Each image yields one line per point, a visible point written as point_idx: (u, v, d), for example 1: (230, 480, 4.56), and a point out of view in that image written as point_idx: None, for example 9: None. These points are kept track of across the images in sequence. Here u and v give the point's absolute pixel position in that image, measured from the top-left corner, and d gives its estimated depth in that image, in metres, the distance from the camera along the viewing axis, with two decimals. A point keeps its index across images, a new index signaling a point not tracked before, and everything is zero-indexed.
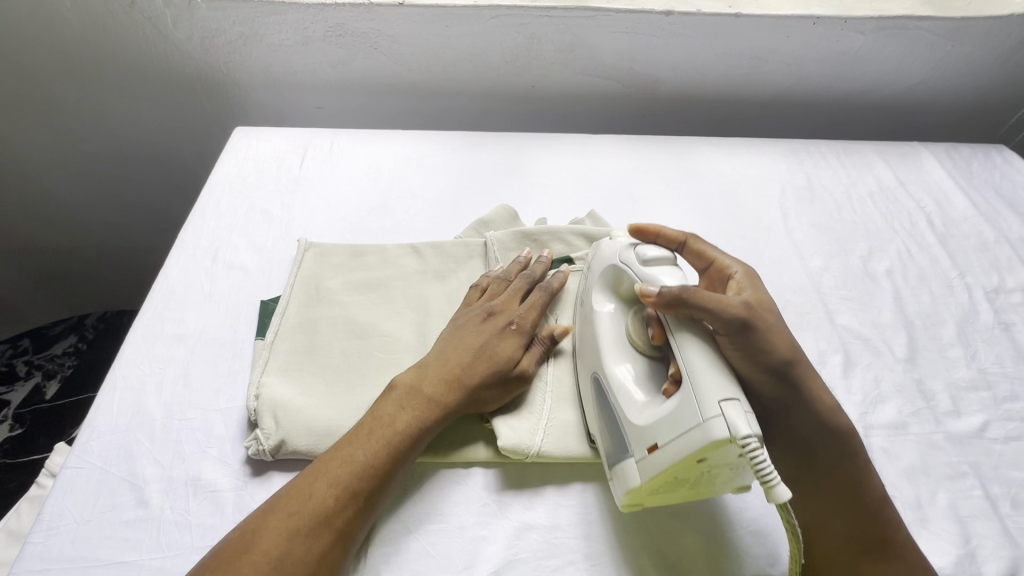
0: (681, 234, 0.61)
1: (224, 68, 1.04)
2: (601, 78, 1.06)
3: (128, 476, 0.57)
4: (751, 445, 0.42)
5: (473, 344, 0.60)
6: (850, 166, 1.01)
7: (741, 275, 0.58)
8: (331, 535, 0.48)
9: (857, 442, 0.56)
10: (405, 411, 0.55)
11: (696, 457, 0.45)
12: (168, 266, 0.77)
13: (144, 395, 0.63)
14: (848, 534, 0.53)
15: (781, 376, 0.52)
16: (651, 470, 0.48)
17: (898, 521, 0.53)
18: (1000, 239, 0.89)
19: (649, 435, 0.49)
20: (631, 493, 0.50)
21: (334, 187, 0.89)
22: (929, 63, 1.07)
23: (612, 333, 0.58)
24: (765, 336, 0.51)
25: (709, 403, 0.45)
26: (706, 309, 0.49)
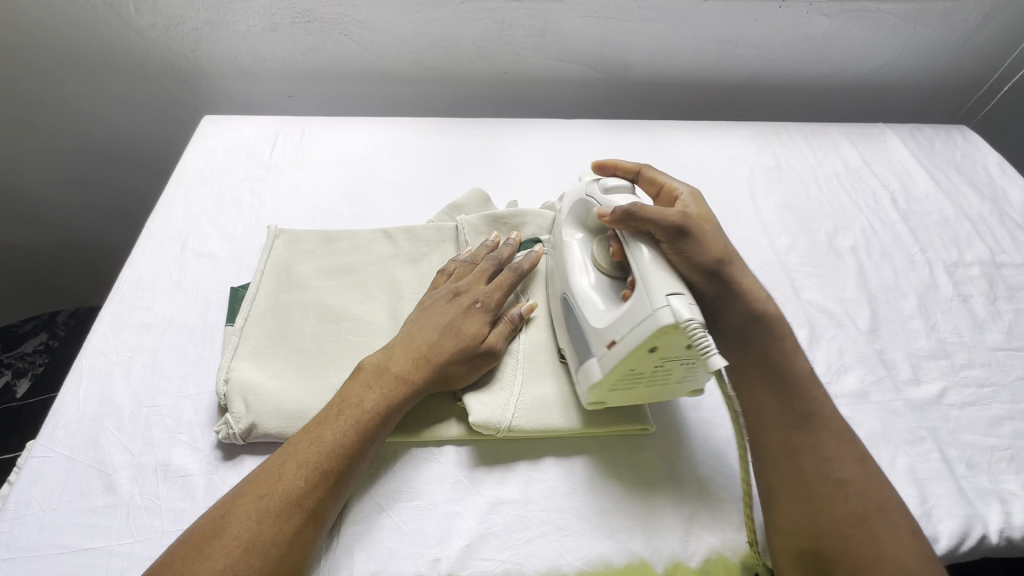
0: (636, 165, 0.69)
1: (191, 56, 1.02)
2: (573, 63, 1.06)
3: (96, 464, 0.57)
4: (693, 327, 0.47)
5: (442, 323, 0.61)
6: (817, 147, 1.03)
7: (687, 195, 0.65)
8: (301, 515, 0.48)
9: (783, 327, 0.61)
10: (373, 390, 0.56)
11: (648, 346, 0.49)
12: (136, 254, 0.75)
13: (112, 383, 0.63)
14: (780, 411, 0.57)
15: (714, 274, 0.58)
16: (611, 363, 0.52)
17: (825, 397, 0.58)
18: (960, 215, 0.92)
19: (608, 334, 0.53)
20: (594, 389, 0.55)
21: (305, 174, 0.89)
22: (891, 45, 1.10)
23: (579, 257, 0.62)
24: (701, 238, 0.57)
25: (657, 296, 0.49)
26: (646, 218, 0.55)
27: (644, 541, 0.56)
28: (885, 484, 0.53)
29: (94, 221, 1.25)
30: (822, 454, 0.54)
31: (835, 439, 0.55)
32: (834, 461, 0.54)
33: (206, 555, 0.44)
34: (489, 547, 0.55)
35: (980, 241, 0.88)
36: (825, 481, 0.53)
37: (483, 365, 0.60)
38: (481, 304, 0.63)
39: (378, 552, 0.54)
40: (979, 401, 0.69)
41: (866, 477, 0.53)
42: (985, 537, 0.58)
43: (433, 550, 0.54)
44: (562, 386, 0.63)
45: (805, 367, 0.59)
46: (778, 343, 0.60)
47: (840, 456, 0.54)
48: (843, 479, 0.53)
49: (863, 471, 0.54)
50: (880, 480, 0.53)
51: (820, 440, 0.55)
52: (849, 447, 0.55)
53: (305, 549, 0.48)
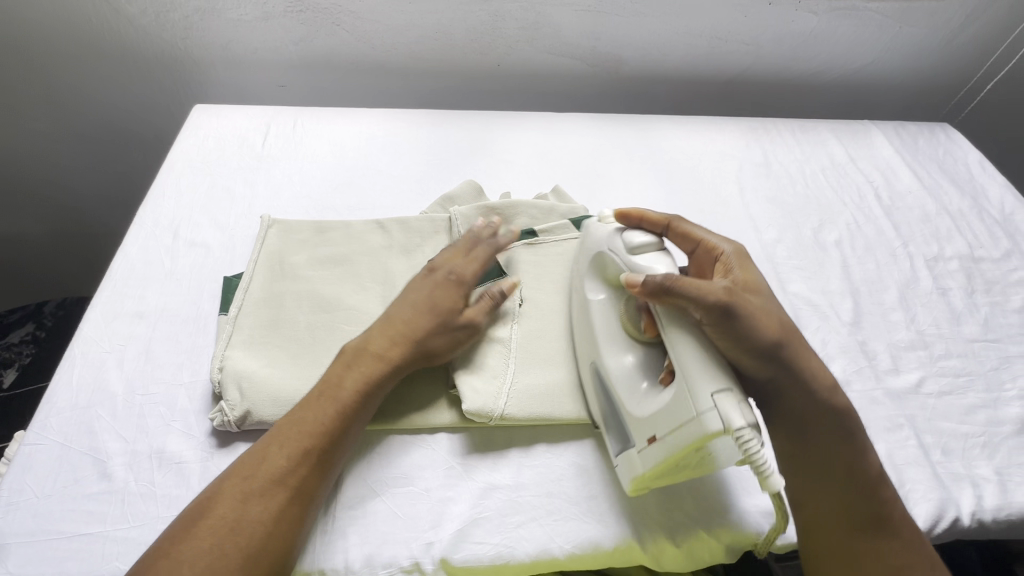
0: (665, 217, 0.63)
1: (182, 45, 1.01)
2: (565, 56, 1.07)
3: (89, 451, 0.57)
4: (745, 436, 0.45)
5: (418, 300, 0.62)
6: (805, 143, 1.04)
7: (730, 254, 0.60)
8: (286, 494, 0.49)
9: (849, 407, 0.58)
10: (353, 371, 0.56)
11: (693, 448, 0.48)
12: (127, 243, 0.75)
13: (105, 371, 0.63)
14: (843, 511, 0.55)
15: (771, 358, 0.53)
16: (653, 460, 0.51)
17: (892, 495, 0.56)
18: (940, 211, 0.94)
19: (649, 427, 0.52)
20: (636, 481, 0.54)
21: (298, 165, 0.89)
22: (877, 43, 1.12)
23: (603, 322, 0.60)
24: (751, 319, 0.52)
25: (702, 397, 0.47)
26: (686, 294, 0.50)
27: (633, 524, 0.57)
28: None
29: (91, 209, 1.24)
30: (887, 561, 0.53)
31: (899, 543, 0.54)
32: (898, 570, 0.53)
33: (192, 535, 0.45)
34: (482, 532, 0.56)
35: (959, 236, 0.91)
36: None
37: (462, 338, 0.61)
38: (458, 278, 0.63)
39: (372, 536, 0.55)
40: (955, 390, 0.72)
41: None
42: (958, 519, 0.61)
43: (426, 534, 0.55)
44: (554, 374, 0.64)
45: (872, 459, 0.57)
46: (844, 440, 0.56)
47: (909, 564, 0.53)
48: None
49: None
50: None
51: (888, 547, 0.53)
52: (916, 553, 0.54)
53: (292, 526, 0.49)
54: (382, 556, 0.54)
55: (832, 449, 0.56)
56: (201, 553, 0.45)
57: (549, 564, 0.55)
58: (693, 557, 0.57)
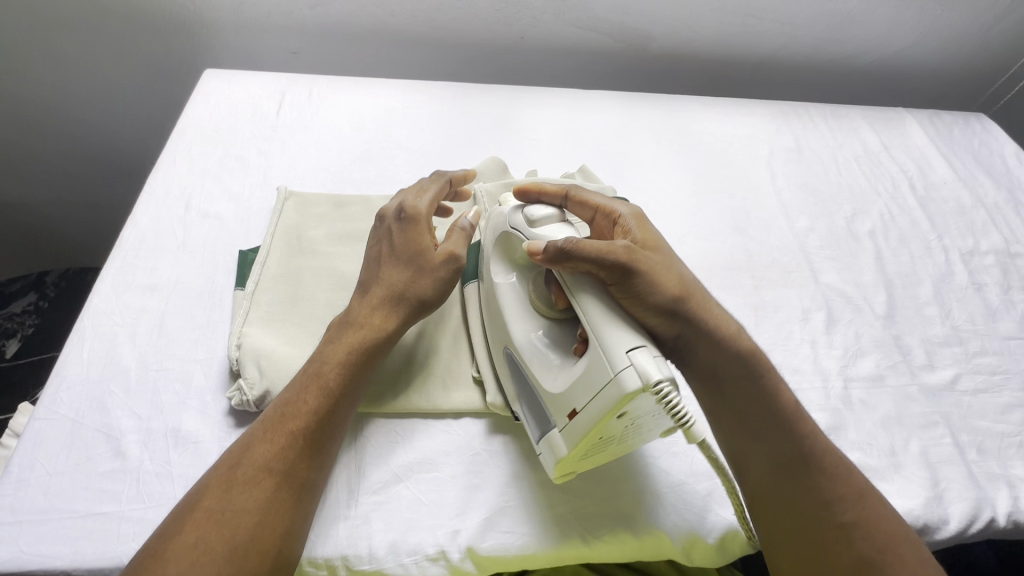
0: (563, 187, 0.60)
1: (192, 6, 0.96)
2: (593, 31, 1.03)
3: (102, 427, 0.55)
4: (664, 390, 0.42)
5: (390, 256, 0.58)
6: (838, 129, 1.01)
7: (627, 217, 0.57)
8: (272, 481, 0.46)
9: (767, 364, 0.56)
10: (337, 345, 0.54)
11: (614, 414, 0.44)
12: (137, 212, 0.72)
13: (117, 345, 0.60)
14: (769, 455, 0.53)
15: (674, 315, 0.52)
16: (573, 438, 0.47)
17: (813, 428, 0.55)
18: (976, 203, 0.92)
19: (567, 402, 0.48)
20: (559, 464, 0.49)
21: (314, 135, 0.85)
22: (916, 27, 1.08)
23: (519, 301, 0.57)
24: (650, 277, 0.51)
25: (617, 357, 0.44)
26: (589, 257, 0.49)
27: (664, 517, 0.56)
28: (892, 515, 0.51)
29: (99, 176, 1.20)
30: (821, 497, 0.51)
31: (833, 480, 0.52)
32: (834, 504, 0.51)
33: (183, 528, 0.43)
34: (508, 520, 0.54)
35: (995, 230, 0.88)
36: (828, 528, 0.50)
37: (447, 275, 0.58)
38: (412, 216, 0.59)
39: (397, 521, 0.53)
40: (990, 388, 0.70)
41: (869, 511, 0.50)
42: (993, 520, 0.59)
43: (452, 522, 0.54)
44: None
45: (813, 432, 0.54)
46: (759, 380, 0.54)
47: (842, 496, 0.51)
48: (844, 524, 0.50)
49: (866, 508, 0.51)
50: (885, 512, 0.51)
51: (817, 482, 0.52)
52: (850, 485, 0.52)
53: (286, 516, 0.45)
54: (406, 544, 0.52)
55: (751, 403, 0.54)
56: (189, 547, 0.42)
57: (577, 554, 0.54)
58: (721, 551, 0.56)
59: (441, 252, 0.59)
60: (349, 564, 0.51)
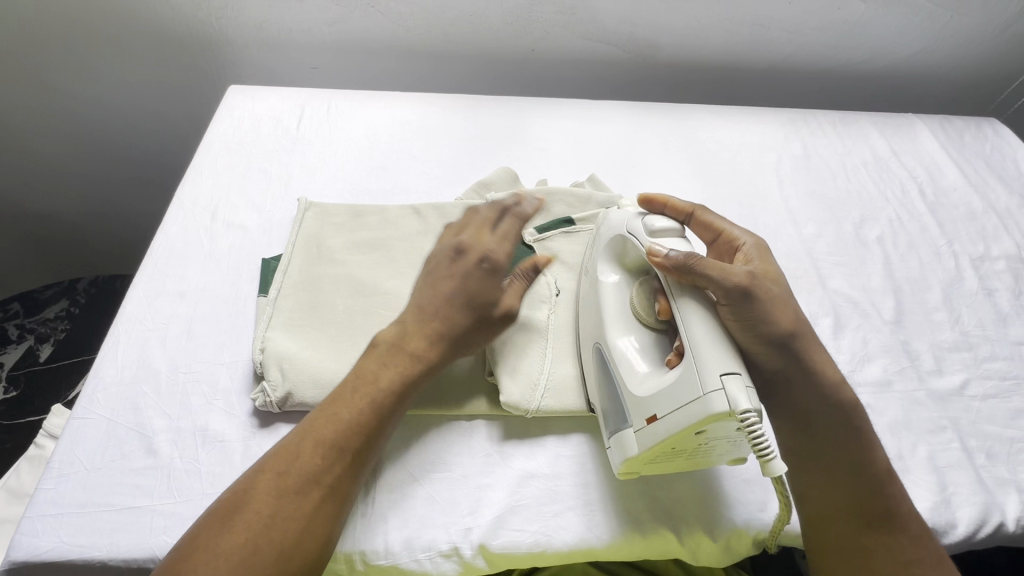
0: (689, 206, 0.62)
1: (217, 25, 1.01)
2: (600, 43, 1.05)
3: (136, 426, 0.58)
4: (750, 419, 0.43)
5: (458, 299, 0.58)
6: (846, 135, 1.02)
7: (750, 247, 0.58)
8: (320, 492, 0.48)
9: (858, 413, 0.56)
10: (389, 368, 0.55)
11: (694, 430, 0.46)
12: (167, 223, 0.76)
13: (148, 349, 0.64)
14: (849, 504, 0.53)
15: (783, 347, 0.53)
16: (650, 439, 0.49)
17: (899, 491, 0.54)
18: (988, 209, 0.91)
19: (649, 407, 0.50)
20: (628, 462, 0.52)
21: (333, 148, 0.88)
22: (924, 34, 1.08)
23: (618, 302, 0.59)
24: (770, 307, 0.52)
25: (709, 376, 0.45)
26: (707, 275, 0.50)
27: (670, 517, 0.57)
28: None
29: (127, 185, 1.25)
30: (899, 560, 0.51)
31: (911, 541, 0.52)
32: (910, 565, 0.51)
33: (233, 528, 0.45)
34: (520, 519, 0.56)
35: (1007, 236, 0.88)
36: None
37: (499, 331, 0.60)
38: (493, 268, 0.59)
39: (412, 519, 0.55)
40: (1000, 393, 0.70)
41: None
42: (1002, 524, 0.59)
43: (464, 519, 0.56)
44: None
45: (881, 460, 0.54)
46: (855, 435, 0.55)
47: (917, 560, 0.51)
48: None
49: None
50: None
51: (898, 543, 0.52)
52: (925, 548, 0.52)
53: (327, 524, 0.48)
54: (421, 540, 0.54)
55: (841, 448, 0.54)
56: (236, 546, 0.44)
57: (586, 552, 0.56)
58: (728, 552, 0.58)
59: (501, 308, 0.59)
60: (367, 558, 0.53)
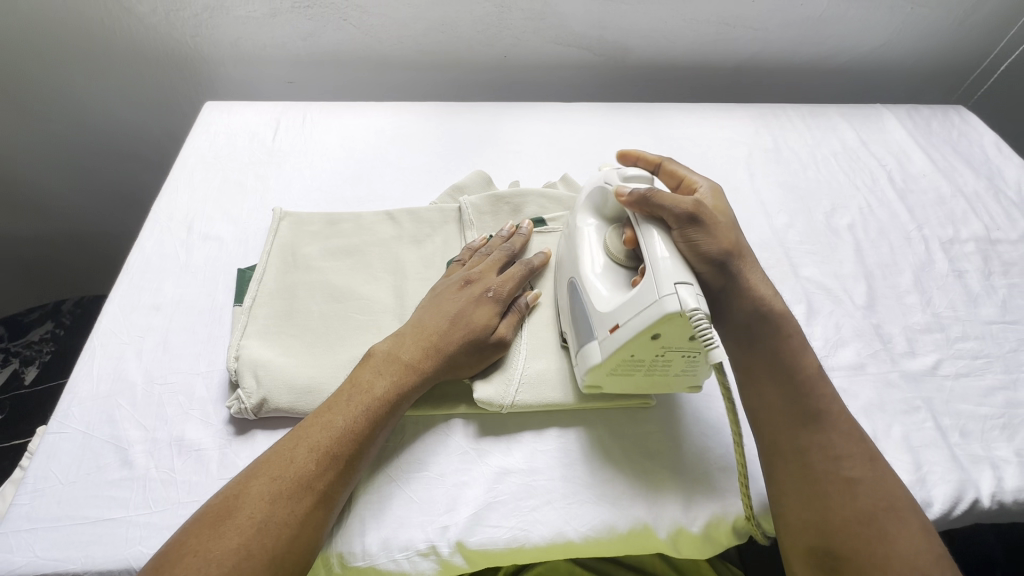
0: (658, 157, 0.67)
1: (193, 44, 1.03)
2: (571, 47, 1.07)
3: (111, 439, 0.58)
4: (698, 317, 0.47)
5: (458, 321, 0.61)
6: (816, 127, 1.03)
7: (706, 189, 0.62)
8: (312, 498, 0.49)
9: (790, 325, 0.59)
10: (383, 376, 0.57)
11: (650, 333, 0.49)
12: (143, 238, 0.76)
13: (124, 362, 0.64)
14: (786, 406, 0.55)
15: (723, 266, 0.56)
16: (612, 346, 0.52)
17: (833, 395, 0.56)
18: (956, 193, 0.93)
19: (611, 318, 0.53)
20: (591, 373, 0.55)
21: (308, 158, 0.90)
22: (887, 26, 1.11)
23: (591, 240, 0.61)
24: (712, 229, 0.56)
25: (665, 284, 0.49)
26: (661, 205, 0.54)
27: (646, 508, 0.57)
28: (894, 481, 0.52)
29: (109, 205, 1.25)
30: (830, 452, 0.53)
31: (843, 437, 0.54)
32: (842, 459, 0.53)
33: (223, 533, 0.45)
34: (496, 515, 0.56)
35: (975, 218, 0.89)
36: (834, 479, 0.52)
37: (490, 361, 0.62)
38: (495, 298, 0.63)
39: (389, 520, 0.56)
40: (973, 372, 0.71)
41: (875, 475, 0.52)
42: (977, 500, 0.60)
43: (442, 518, 0.56)
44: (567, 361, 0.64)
45: (812, 364, 0.58)
46: (785, 341, 0.58)
47: (848, 454, 0.53)
48: (852, 478, 0.51)
49: (873, 471, 0.52)
50: (890, 479, 0.52)
51: (830, 440, 0.54)
52: (858, 445, 0.54)
53: (316, 530, 0.49)
54: (398, 540, 0.54)
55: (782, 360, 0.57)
56: (230, 551, 0.44)
57: (564, 547, 0.56)
58: (709, 543, 0.58)
59: (496, 333, 0.62)
60: (344, 560, 0.53)
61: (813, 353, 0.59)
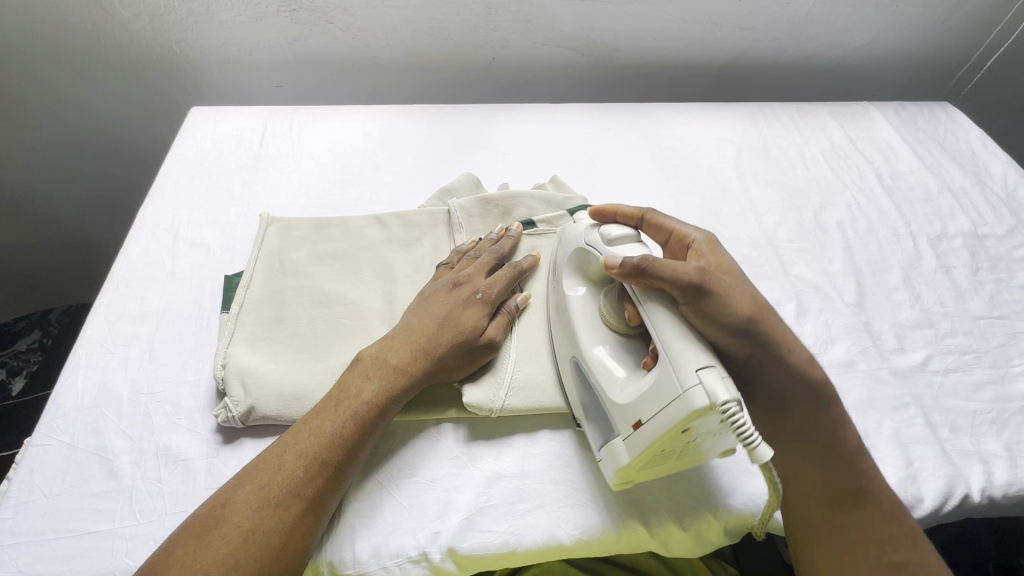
0: (638, 210, 0.64)
1: (178, 48, 1.02)
2: (559, 47, 1.07)
3: (97, 450, 0.58)
4: (730, 409, 0.44)
5: (447, 325, 0.60)
6: (804, 125, 1.04)
7: (701, 241, 0.60)
8: (301, 504, 0.49)
9: (830, 395, 0.57)
10: (371, 381, 0.56)
11: (679, 429, 0.46)
12: (128, 246, 0.76)
13: (109, 372, 0.63)
14: (826, 485, 0.55)
15: (745, 333, 0.52)
16: (638, 445, 0.49)
17: (872, 467, 0.55)
18: (943, 189, 0.93)
19: (633, 412, 0.50)
20: (620, 471, 0.51)
21: (296, 163, 0.89)
22: (873, 24, 1.11)
23: (585, 313, 0.59)
24: (724, 295, 0.52)
25: (686, 373, 0.46)
26: (662, 275, 0.51)
27: (639, 510, 0.57)
28: (936, 563, 0.52)
29: (96, 212, 1.24)
30: (871, 535, 0.52)
31: (888, 519, 0.53)
32: (886, 542, 0.52)
33: (210, 542, 0.45)
34: (488, 520, 0.56)
35: (962, 214, 0.90)
36: (877, 564, 0.51)
37: (480, 363, 0.61)
38: (484, 301, 0.63)
39: (380, 526, 0.55)
40: (961, 367, 0.71)
41: (919, 557, 0.51)
42: (967, 496, 0.60)
43: (433, 524, 0.55)
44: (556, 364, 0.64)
45: (850, 434, 0.56)
46: (824, 412, 0.56)
47: (893, 537, 0.52)
48: (895, 564, 0.51)
49: (916, 554, 0.51)
50: (931, 561, 0.52)
51: (871, 521, 0.53)
52: (902, 527, 0.53)
53: (305, 537, 0.49)
54: (389, 547, 0.54)
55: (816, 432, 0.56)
56: (217, 561, 0.44)
57: (556, 550, 0.56)
58: (700, 542, 0.57)
59: (486, 336, 0.61)
60: (334, 568, 0.53)
61: (851, 423, 0.58)
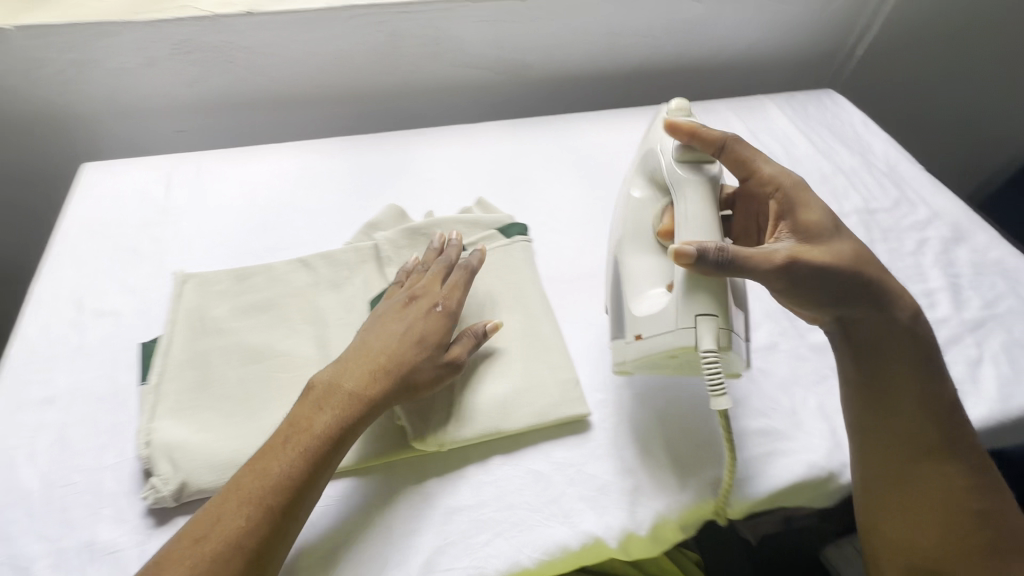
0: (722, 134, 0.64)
1: (60, 101, 0.94)
2: (472, 68, 1.08)
3: (9, 559, 0.52)
4: (709, 357, 0.55)
5: (406, 340, 0.59)
6: (709, 123, 1.10)
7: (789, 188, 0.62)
8: (242, 558, 0.47)
9: (930, 362, 0.62)
10: (324, 411, 0.54)
11: (669, 353, 0.58)
12: (25, 324, 0.69)
13: (15, 469, 0.58)
14: (917, 440, 0.60)
15: (846, 298, 0.59)
16: (638, 351, 0.60)
17: (965, 425, 0.61)
18: (836, 170, 1.02)
19: (636, 326, 0.61)
20: (620, 363, 0.63)
21: (209, 212, 0.85)
22: (757, 24, 1.20)
23: (639, 215, 0.67)
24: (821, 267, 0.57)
25: (686, 316, 0.56)
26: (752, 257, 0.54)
27: (595, 520, 0.58)
28: (1006, 509, 0.59)
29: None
30: (954, 487, 0.59)
31: (967, 471, 0.60)
32: (960, 492, 0.59)
33: None
34: (448, 558, 0.55)
35: (854, 192, 0.98)
36: (953, 509, 0.58)
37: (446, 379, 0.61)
38: (445, 313, 0.62)
39: None
40: None
41: (993, 505, 0.59)
42: None
43: (391, 571, 0.55)
44: (498, 388, 0.64)
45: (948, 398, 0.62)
46: (920, 383, 0.61)
47: (975, 490, 0.59)
48: (973, 511, 0.58)
49: (992, 501, 0.59)
50: (1000, 505, 0.59)
51: (955, 470, 0.59)
52: (975, 477, 0.59)
53: None
54: None
55: (912, 406, 0.61)
56: None
57: None
58: (655, 541, 0.60)
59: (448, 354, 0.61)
60: None
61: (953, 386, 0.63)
